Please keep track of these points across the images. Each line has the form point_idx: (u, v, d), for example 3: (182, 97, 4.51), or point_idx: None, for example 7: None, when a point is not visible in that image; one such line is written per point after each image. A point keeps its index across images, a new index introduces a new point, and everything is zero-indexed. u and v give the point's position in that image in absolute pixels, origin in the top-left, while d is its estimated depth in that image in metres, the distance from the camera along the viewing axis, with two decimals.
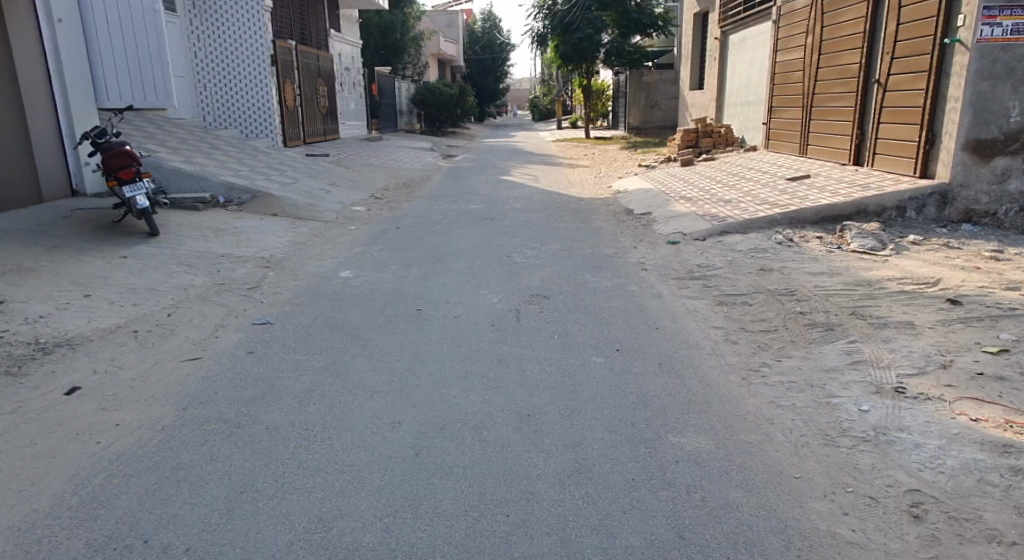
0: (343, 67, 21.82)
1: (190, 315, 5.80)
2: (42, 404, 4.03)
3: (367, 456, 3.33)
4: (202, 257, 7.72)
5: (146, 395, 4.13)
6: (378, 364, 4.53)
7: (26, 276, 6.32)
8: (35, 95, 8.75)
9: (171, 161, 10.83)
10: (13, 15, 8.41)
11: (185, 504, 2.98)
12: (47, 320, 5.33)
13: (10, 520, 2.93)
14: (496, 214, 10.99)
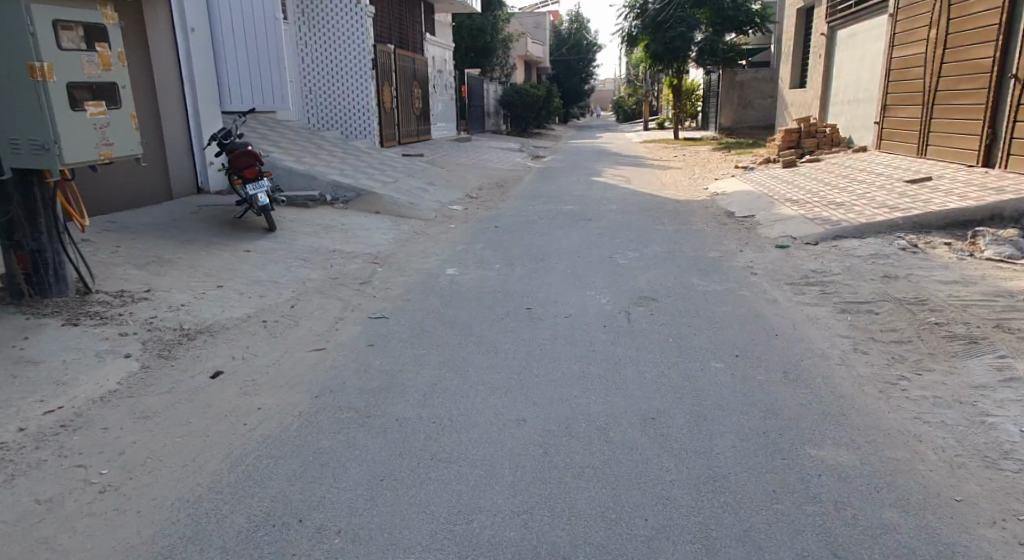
0: (436, 70, 22.26)
1: (310, 307, 6.06)
2: (191, 385, 4.33)
3: (496, 452, 3.37)
4: (316, 252, 8.06)
5: (281, 382, 4.36)
6: (492, 362, 4.58)
7: (165, 267, 6.79)
8: (171, 98, 9.40)
9: (285, 161, 11.38)
10: (153, 25, 9.09)
11: (331, 488, 3.12)
12: (189, 309, 5.72)
13: (178, 492, 3.15)
14: (592, 215, 10.91)
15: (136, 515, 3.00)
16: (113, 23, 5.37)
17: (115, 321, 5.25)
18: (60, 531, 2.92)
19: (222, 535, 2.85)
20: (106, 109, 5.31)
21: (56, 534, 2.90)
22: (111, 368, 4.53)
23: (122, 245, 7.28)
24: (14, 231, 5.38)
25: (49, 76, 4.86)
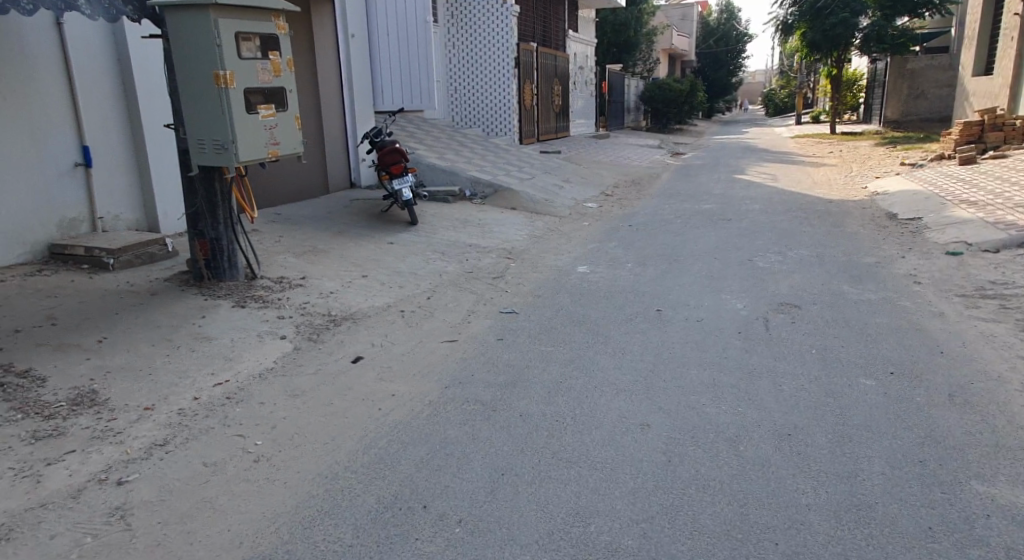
0: (577, 67, 22.24)
1: (445, 299, 6.25)
2: (335, 368, 4.61)
3: (619, 456, 3.32)
4: (453, 246, 8.30)
5: (415, 370, 4.54)
6: (619, 363, 4.50)
7: (318, 256, 7.27)
8: (330, 99, 10.04)
9: (428, 158, 11.82)
10: (319, 31, 9.72)
11: (454, 478, 3.20)
12: (336, 296, 6.10)
13: (318, 468, 3.36)
14: (734, 214, 10.46)
15: (281, 485, 3.23)
16: (284, 33, 5.82)
17: (274, 306, 5.70)
18: (221, 494, 3.19)
19: (355, 512, 2.99)
20: (275, 111, 5.76)
21: (216, 495, 3.17)
22: (267, 348, 4.91)
23: (282, 235, 7.89)
24: (198, 222, 5.97)
25: (230, 82, 5.36)
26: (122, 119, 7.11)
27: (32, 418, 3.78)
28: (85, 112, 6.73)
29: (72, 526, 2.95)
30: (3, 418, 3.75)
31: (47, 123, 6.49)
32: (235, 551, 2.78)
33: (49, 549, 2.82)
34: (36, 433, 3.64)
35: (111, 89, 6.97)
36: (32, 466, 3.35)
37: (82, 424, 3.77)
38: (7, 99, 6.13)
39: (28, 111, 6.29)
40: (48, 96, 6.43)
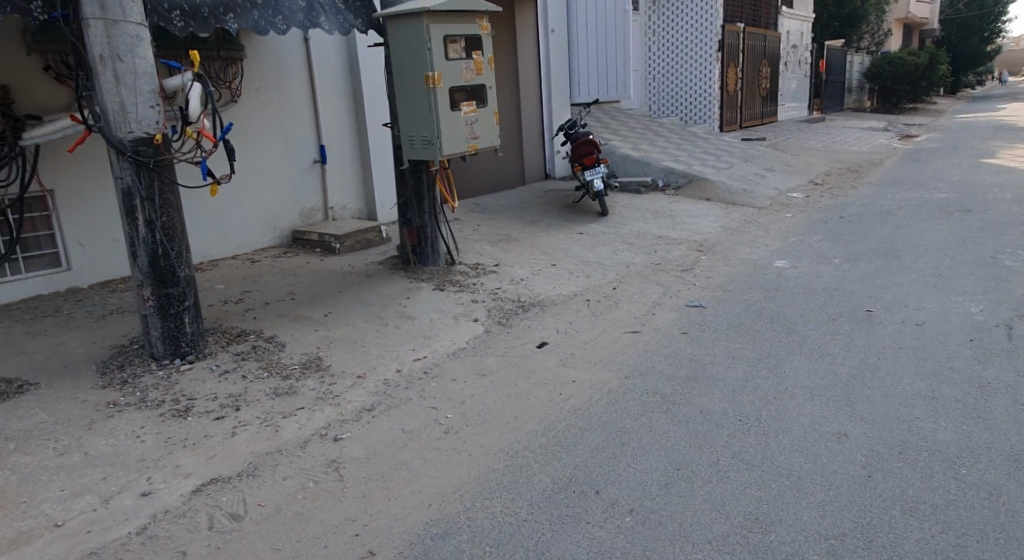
0: (790, 45, 20.81)
1: (631, 290, 6.27)
2: (521, 352, 4.84)
3: (810, 465, 3.17)
4: (642, 237, 8.26)
5: (597, 358, 4.64)
6: (815, 365, 4.26)
7: (511, 245, 7.62)
8: (528, 94, 10.40)
9: (621, 148, 11.81)
10: (521, 28, 10.08)
11: (629, 467, 3.25)
12: (526, 283, 6.37)
13: (502, 444, 3.58)
14: (971, 205, 9.28)
15: (468, 456, 3.48)
16: (487, 33, 6.15)
17: (469, 291, 6.10)
18: (416, 458, 3.51)
19: (532, 490, 3.14)
20: (475, 108, 6.11)
21: (411, 459, 3.49)
22: (462, 329, 5.27)
23: (479, 225, 8.36)
24: (407, 211, 6.51)
25: (438, 82, 5.78)
26: (352, 119, 8.04)
27: (273, 376, 4.41)
28: (323, 114, 7.73)
29: (300, 471, 3.40)
30: (252, 375, 4.42)
31: (292, 125, 7.50)
32: (425, 511, 3.04)
33: (282, 488, 3.26)
34: (277, 390, 4.23)
35: (343, 94, 7.91)
36: (272, 418, 3.91)
37: (309, 385, 4.32)
38: (266, 107, 7.24)
39: (280, 116, 7.38)
40: (295, 101, 7.48)
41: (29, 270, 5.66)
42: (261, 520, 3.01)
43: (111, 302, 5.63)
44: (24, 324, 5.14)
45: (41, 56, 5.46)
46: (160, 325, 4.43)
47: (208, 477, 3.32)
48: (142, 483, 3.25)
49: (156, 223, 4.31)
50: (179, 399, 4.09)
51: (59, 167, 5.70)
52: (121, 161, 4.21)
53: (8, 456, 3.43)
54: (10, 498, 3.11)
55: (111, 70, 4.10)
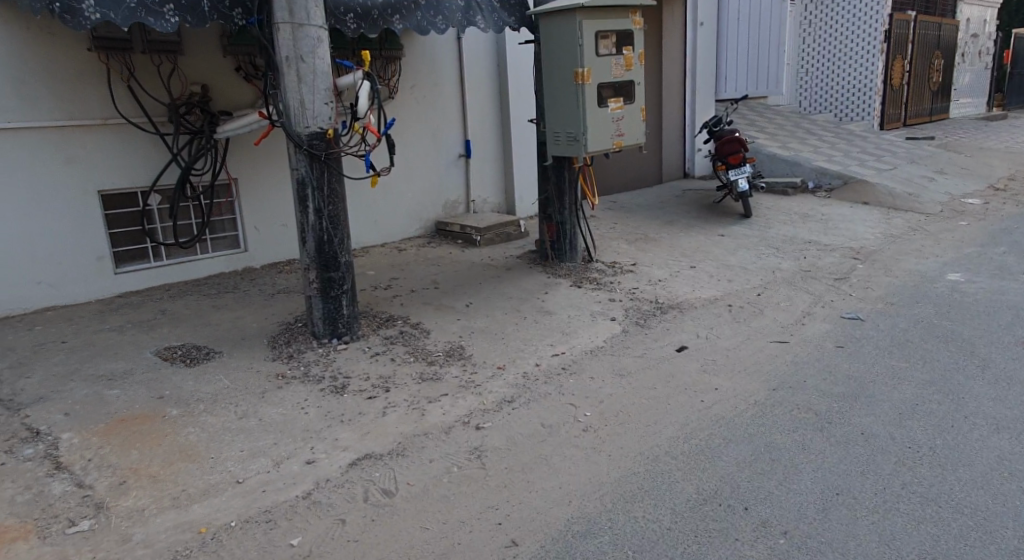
0: (969, 35, 18.93)
1: (778, 297, 6.00)
2: (659, 354, 4.77)
3: (997, 505, 2.90)
4: (790, 241, 7.87)
5: (741, 366, 4.48)
6: (998, 394, 3.88)
7: (649, 245, 7.52)
8: (672, 91, 10.18)
9: (769, 147, 11.29)
10: (669, 23, 9.87)
11: (780, 486, 3.12)
12: (665, 284, 6.26)
13: (643, 447, 3.54)
14: None
15: (607, 457, 3.48)
16: (640, 28, 6.07)
17: (607, 289, 6.08)
18: (555, 453, 3.55)
19: (676, 498, 3.09)
20: (623, 104, 6.06)
21: (550, 454, 3.54)
22: (599, 327, 5.27)
23: (617, 223, 8.32)
24: (548, 207, 6.57)
25: (587, 78, 5.78)
26: (497, 115, 8.24)
27: (419, 361, 4.63)
28: (470, 111, 7.98)
29: (445, 455, 3.55)
30: (400, 359, 4.66)
31: (442, 121, 7.79)
32: (567, 507, 3.08)
33: (428, 469, 3.42)
34: (423, 375, 4.43)
35: (490, 90, 8.13)
36: (418, 401, 4.09)
37: (453, 373, 4.49)
38: (419, 103, 7.56)
39: (432, 111, 7.68)
40: (446, 97, 7.76)
41: (213, 250, 6.27)
42: (411, 498, 3.18)
43: (278, 282, 6.12)
44: (208, 298, 5.70)
45: (235, 58, 6.03)
46: (322, 306, 4.77)
47: (362, 452, 3.54)
48: (307, 452, 3.53)
49: (324, 211, 4.64)
50: (336, 376, 4.39)
51: (242, 157, 6.26)
52: (298, 154, 4.57)
53: (198, 415, 3.84)
54: (199, 453, 3.47)
55: (295, 70, 4.44)
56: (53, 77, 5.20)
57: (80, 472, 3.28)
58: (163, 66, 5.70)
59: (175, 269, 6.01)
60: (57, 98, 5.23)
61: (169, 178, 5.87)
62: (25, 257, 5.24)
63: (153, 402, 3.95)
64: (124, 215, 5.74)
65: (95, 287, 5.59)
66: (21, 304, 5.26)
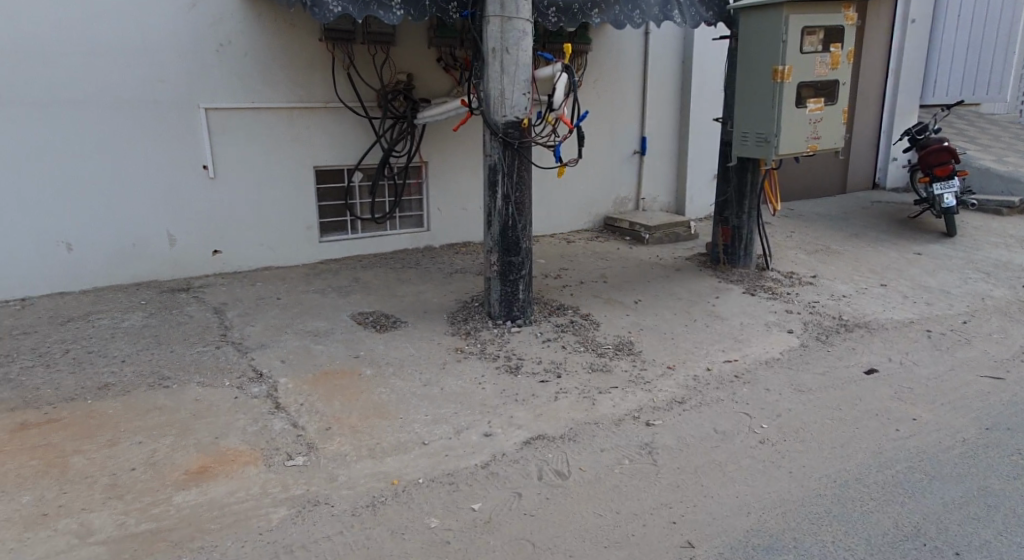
0: None
1: (987, 327, 5.40)
2: (846, 374, 4.48)
3: None
4: (1004, 267, 7.03)
5: (942, 399, 4.10)
6: None
7: (834, 257, 7.06)
8: (870, 93, 9.44)
9: (984, 160, 10.12)
10: (875, 19, 9.15)
11: (998, 537, 2.85)
12: (850, 301, 5.86)
13: (828, 469, 3.37)
14: None
15: (790, 474, 3.34)
16: (852, 24, 5.68)
17: (784, 299, 5.80)
18: (732, 461, 3.46)
19: (870, 528, 2.92)
20: (823, 105, 5.70)
21: (726, 461, 3.46)
22: (777, 338, 5.03)
23: (798, 232, 7.89)
24: (726, 209, 6.36)
25: (787, 77, 5.50)
26: (678, 113, 8.11)
27: (590, 352, 4.68)
28: (652, 107, 7.90)
29: (616, 447, 3.58)
30: (571, 347, 4.74)
31: (621, 116, 7.77)
32: (747, 518, 3.01)
33: (601, 458, 3.46)
34: (593, 365, 4.49)
35: (673, 87, 7.99)
36: (589, 391, 4.15)
37: (623, 367, 4.51)
38: (602, 98, 7.58)
39: (614, 106, 7.69)
40: (628, 92, 7.73)
41: (401, 227, 6.72)
42: (584, 484, 3.25)
43: (456, 262, 6.43)
44: (394, 271, 6.12)
45: (438, 49, 6.39)
46: (500, 288, 4.96)
47: (536, 433, 3.66)
48: (484, 425, 3.70)
49: (512, 197, 4.81)
50: (510, 357, 4.56)
51: (434, 143, 6.63)
52: (493, 141, 4.77)
53: (389, 377, 4.15)
54: (391, 412, 3.76)
55: (499, 61, 4.62)
56: (290, 64, 5.81)
57: (295, 413, 3.68)
58: (377, 56, 6.17)
59: (369, 242, 6.51)
60: (289, 82, 5.83)
61: (371, 158, 6.36)
62: (253, 221, 5.90)
63: (351, 360, 4.33)
64: (330, 190, 6.29)
65: (305, 252, 6.20)
66: (246, 263, 5.96)
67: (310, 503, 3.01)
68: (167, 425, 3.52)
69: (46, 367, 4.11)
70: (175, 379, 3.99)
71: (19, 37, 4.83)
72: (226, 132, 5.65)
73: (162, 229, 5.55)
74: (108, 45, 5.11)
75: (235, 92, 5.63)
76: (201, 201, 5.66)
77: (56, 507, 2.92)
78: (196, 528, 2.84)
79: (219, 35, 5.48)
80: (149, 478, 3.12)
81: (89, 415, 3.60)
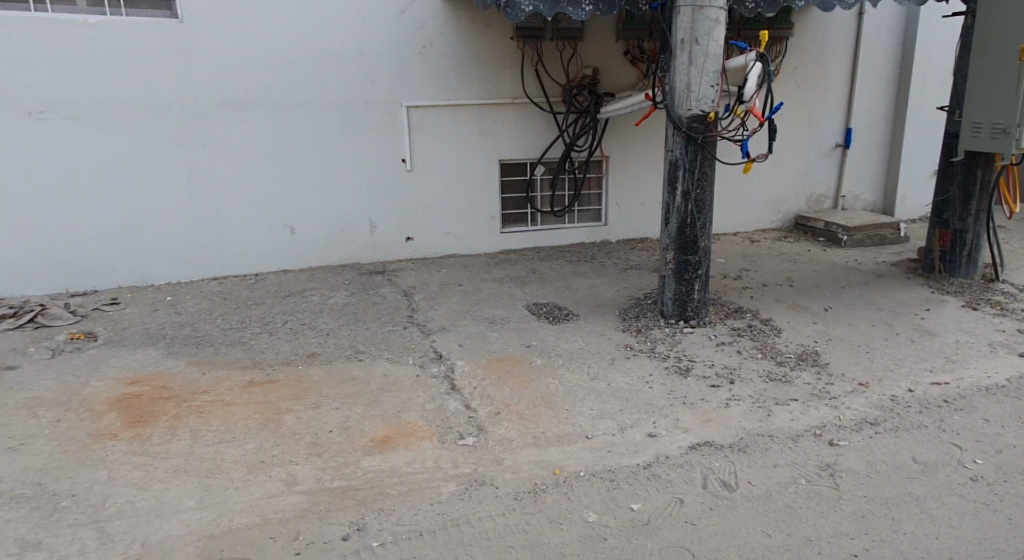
0: None
1: None
2: None
3: None
4: None
5: None
6: None
7: None
8: None
9: None
10: None
11: None
12: None
13: None
14: None
15: (1006, 521, 3.00)
16: None
17: (1014, 317, 5.13)
18: (931, 497, 3.16)
19: None
20: None
21: (925, 496, 3.17)
22: (1000, 362, 4.48)
23: None
24: (945, 211, 5.74)
25: None
26: (892, 103, 7.43)
27: (768, 360, 4.47)
28: (860, 97, 7.30)
29: (793, 464, 3.40)
30: (748, 353, 4.56)
31: (824, 108, 7.26)
32: None
33: (773, 475, 3.31)
34: (771, 375, 4.28)
35: (888, 75, 7.32)
36: (765, 400, 3.97)
37: (805, 379, 4.25)
38: (802, 89, 7.13)
39: (815, 98, 7.19)
40: (833, 82, 7.20)
41: (579, 221, 6.80)
42: (752, 498, 3.14)
43: (632, 257, 6.40)
44: (570, 264, 6.22)
45: (626, 42, 6.36)
46: (674, 287, 4.88)
47: (703, 438, 3.58)
48: (649, 425, 3.68)
49: (692, 194, 4.70)
50: (681, 358, 4.47)
51: (618, 137, 6.63)
52: (676, 135, 4.68)
53: (558, 368, 4.26)
54: (557, 403, 3.86)
55: (687, 52, 4.50)
56: (483, 63, 6.09)
57: (468, 395, 3.90)
58: (565, 52, 6.28)
59: (546, 234, 6.67)
60: (482, 80, 6.12)
61: (554, 152, 6.50)
62: (442, 211, 6.28)
63: (523, 349, 4.49)
64: (513, 183, 6.52)
65: (486, 242, 6.49)
66: (434, 250, 6.36)
67: (478, 482, 3.19)
68: (359, 395, 3.89)
69: (266, 334, 4.70)
70: (368, 354, 4.39)
71: (258, 47, 5.50)
72: (422, 127, 6.05)
73: (364, 217, 6.08)
74: (328, 52, 5.67)
75: (432, 89, 6.00)
76: (398, 192, 6.12)
77: (270, 456, 3.34)
78: (378, 491, 3.12)
79: (422, 38, 5.87)
80: (343, 441, 3.47)
81: (298, 379, 4.08)
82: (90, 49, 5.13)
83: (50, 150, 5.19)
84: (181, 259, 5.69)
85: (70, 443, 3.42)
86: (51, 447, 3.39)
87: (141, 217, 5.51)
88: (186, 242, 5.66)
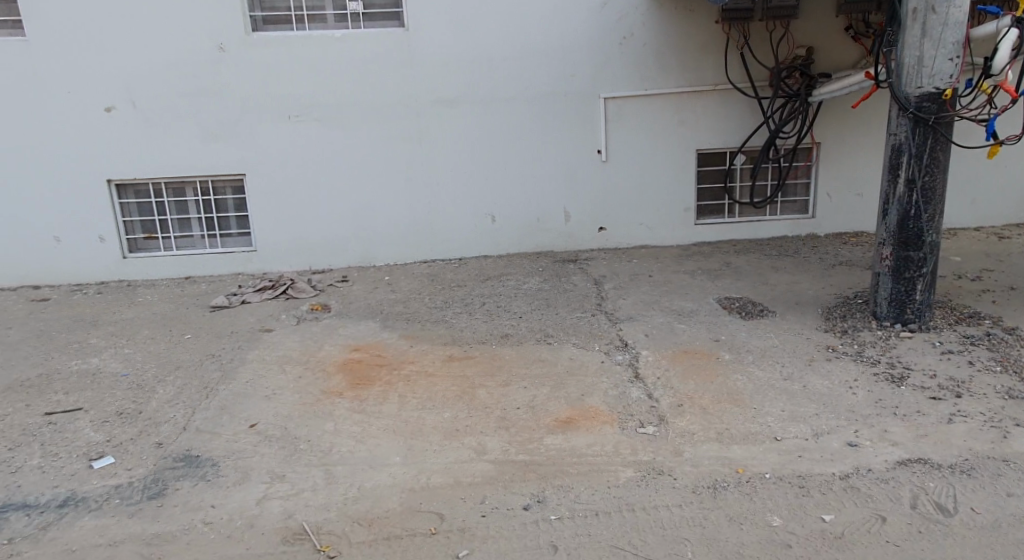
0: None
1: None
2: None
3: None
4: None
5: None
6: None
7: None
8: None
9: None
10: None
11: None
12: None
13: None
14: None
15: None
16: None
17: None
18: None
19: None
20: None
21: None
22: None
23: None
24: None
25: None
26: None
27: (1008, 374, 3.95)
28: None
29: None
30: (981, 364, 4.07)
31: None
32: None
33: (1007, 506, 2.95)
34: (1011, 391, 3.78)
35: None
36: (1001, 420, 3.53)
37: None
38: None
39: None
40: None
41: (782, 213, 6.47)
42: (972, 528, 2.84)
43: (842, 253, 5.96)
44: (770, 258, 5.94)
45: (847, 17, 5.94)
46: (891, 286, 4.48)
47: (917, 455, 3.29)
48: (850, 434, 3.47)
49: (918, 182, 4.29)
50: (894, 364, 4.12)
51: (833, 122, 6.21)
52: (901, 117, 4.29)
53: (749, 365, 4.14)
54: (744, 400, 3.77)
55: (921, 22, 4.11)
56: (685, 51, 6.00)
57: (651, 384, 3.95)
58: (775, 31, 5.99)
59: (745, 226, 6.44)
60: (685, 68, 6.03)
61: (757, 139, 6.24)
62: (639, 200, 6.31)
63: (711, 342, 4.42)
64: (712, 172, 6.36)
65: (683, 232, 6.41)
66: (629, 240, 6.41)
67: (657, 471, 3.24)
68: (547, 376, 4.10)
69: (466, 314, 5.08)
70: (557, 338, 4.58)
71: (473, 47, 5.90)
72: (623, 117, 6.10)
73: (562, 206, 6.29)
74: (535, 47, 5.92)
75: (633, 80, 6.04)
76: (596, 181, 6.25)
77: (464, 425, 3.66)
78: (559, 468, 3.29)
79: (624, 28, 5.93)
80: (529, 418, 3.69)
81: (492, 357, 4.38)
82: (335, 58, 5.86)
83: (302, 147, 6.01)
84: (401, 242, 6.29)
85: (307, 397, 4.00)
86: (293, 398, 3.98)
87: (370, 204, 6.18)
88: (405, 227, 6.25)
